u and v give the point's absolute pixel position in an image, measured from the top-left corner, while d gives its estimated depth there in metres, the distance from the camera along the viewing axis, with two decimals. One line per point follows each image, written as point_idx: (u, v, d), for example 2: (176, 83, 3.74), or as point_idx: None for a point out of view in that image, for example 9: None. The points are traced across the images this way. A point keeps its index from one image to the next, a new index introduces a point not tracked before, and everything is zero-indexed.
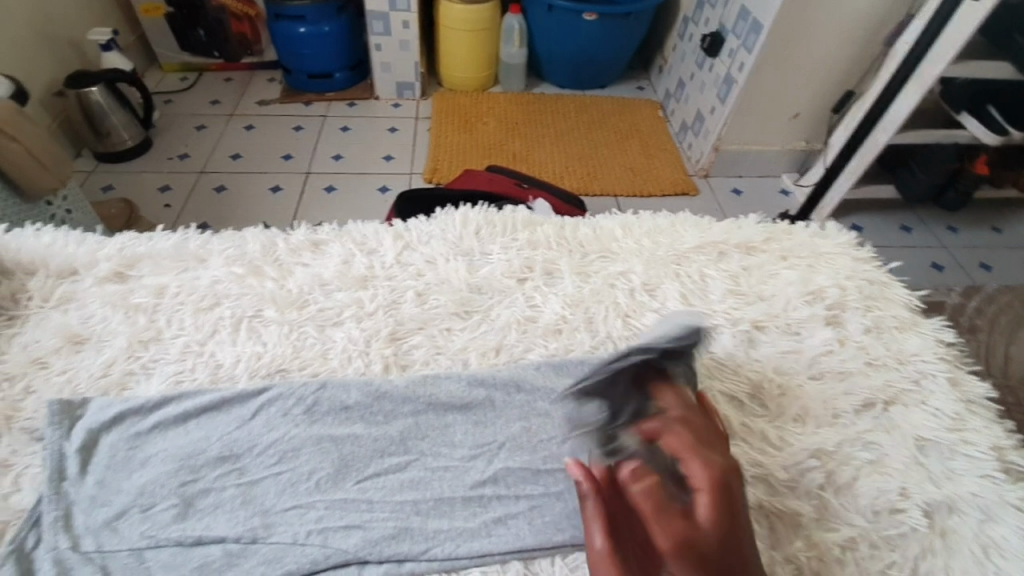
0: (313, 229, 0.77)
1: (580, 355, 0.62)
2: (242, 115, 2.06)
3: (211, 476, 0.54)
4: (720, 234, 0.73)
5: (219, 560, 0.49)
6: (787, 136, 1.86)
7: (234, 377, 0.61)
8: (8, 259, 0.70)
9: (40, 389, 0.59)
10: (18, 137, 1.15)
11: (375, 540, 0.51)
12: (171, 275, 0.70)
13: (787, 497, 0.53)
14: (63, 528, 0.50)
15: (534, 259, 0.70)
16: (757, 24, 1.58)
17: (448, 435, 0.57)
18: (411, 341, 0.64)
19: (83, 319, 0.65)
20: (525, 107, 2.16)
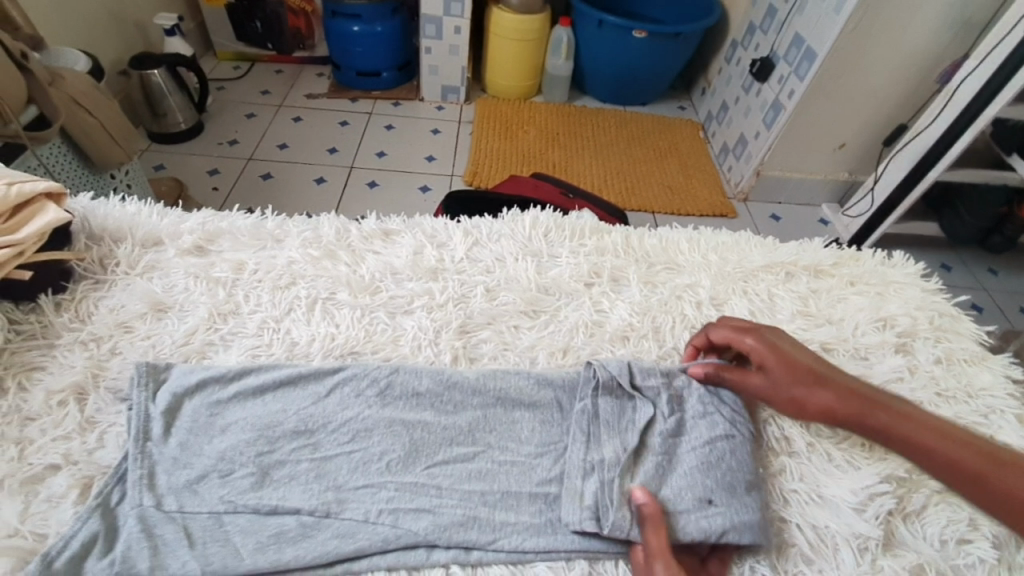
0: (384, 219, 0.80)
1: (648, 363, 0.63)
2: (290, 106, 2.11)
3: (288, 449, 0.55)
4: (790, 255, 0.74)
5: (294, 530, 0.50)
6: (831, 166, 1.85)
7: (309, 355, 0.63)
8: (96, 226, 0.74)
9: (125, 351, 0.62)
10: (95, 112, 1.21)
11: (445, 526, 0.51)
12: (249, 252, 0.73)
13: (856, 522, 0.52)
14: (146, 486, 0.51)
15: (602, 265, 0.73)
16: (811, 52, 1.59)
17: (515, 431, 0.58)
18: (480, 335, 0.65)
19: (166, 288, 0.68)
20: (568, 119, 2.18)
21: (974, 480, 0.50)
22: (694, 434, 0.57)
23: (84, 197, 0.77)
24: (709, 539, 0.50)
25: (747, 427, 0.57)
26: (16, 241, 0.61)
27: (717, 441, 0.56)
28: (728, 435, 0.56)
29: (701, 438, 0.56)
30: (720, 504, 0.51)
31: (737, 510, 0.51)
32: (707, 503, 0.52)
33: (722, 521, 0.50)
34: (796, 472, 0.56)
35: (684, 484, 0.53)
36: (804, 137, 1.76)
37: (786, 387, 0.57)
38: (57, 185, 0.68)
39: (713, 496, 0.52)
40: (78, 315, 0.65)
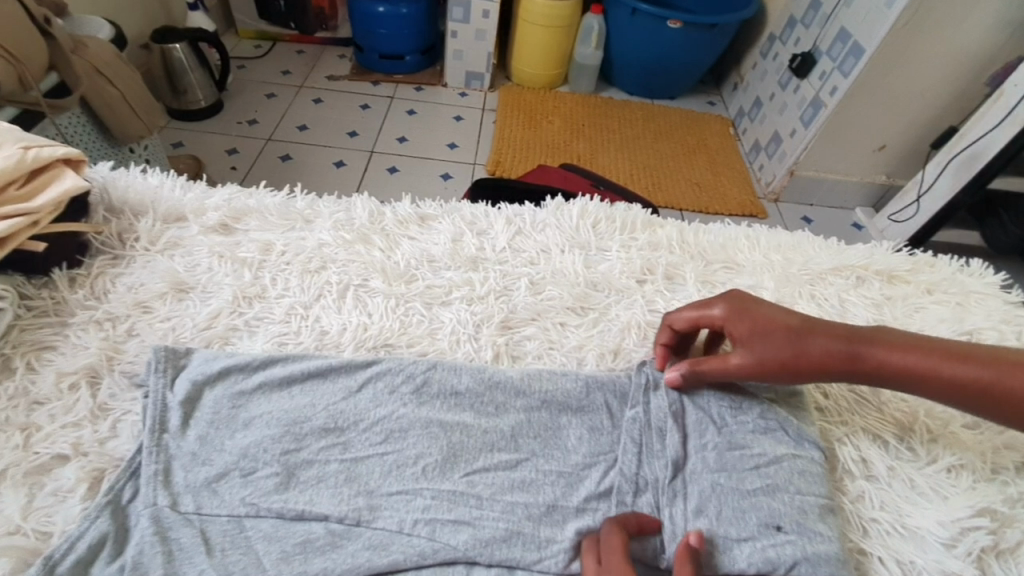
0: (419, 203, 0.75)
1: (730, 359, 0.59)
2: (311, 87, 2.05)
3: (315, 448, 0.50)
4: (859, 259, 0.70)
5: (322, 539, 0.46)
6: (869, 169, 1.76)
7: (339, 345, 0.58)
8: (116, 198, 0.69)
9: (143, 333, 0.58)
10: (115, 82, 1.17)
11: (486, 541, 0.46)
12: (277, 232, 0.69)
13: (946, 558, 0.47)
14: (161, 483, 0.47)
15: (655, 262, 0.68)
16: (859, 48, 1.51)
17: (561, 439, 0.53)
18: (524, 332, 0.61)
19: (188, 267, 0.64)
20: (594, 109, 2.11)
21: (985, 390, 0.47)
22: (757, 449, 0.51)
23: (104, 167, 0.73)
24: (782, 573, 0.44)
25: (815, 447, 0.52)
26: (31, 210, 0.56)
27: (781, 458, 0.50)
28: (795, 453, 0.51)
29: (767, 453, 0.50)
30: (788, 531, 0.46)
31: (808, 539, 0.45)
32: (774, 528, 0.46)
33: (791, 553, 0.44)
34: (875, 498, 0.51)
35: (749, 505, 0.48)
36: (845, 136, 1.67)
37: (771, 346, 0.52)
38: (76, 151, 0.64)
39: (781, 521, 0.46)
40: (93, 293, 0.61)
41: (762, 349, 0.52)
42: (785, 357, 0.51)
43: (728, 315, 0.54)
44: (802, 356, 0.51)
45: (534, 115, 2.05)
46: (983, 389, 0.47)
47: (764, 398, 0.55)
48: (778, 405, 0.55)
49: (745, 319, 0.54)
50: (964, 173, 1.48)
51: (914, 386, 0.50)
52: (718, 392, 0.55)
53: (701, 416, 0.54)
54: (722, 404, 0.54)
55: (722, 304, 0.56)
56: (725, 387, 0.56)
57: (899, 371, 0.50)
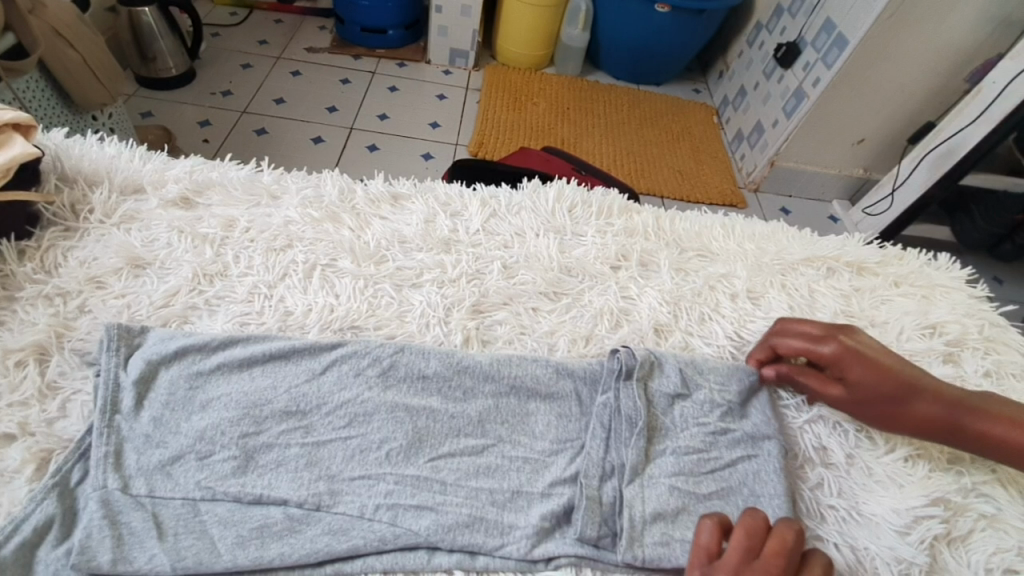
0: (392, 182, 0.73)
1: (699, 350, 0.59)
2: (289, 58, 1.98)
3: (276, 431, 0.49)
4: (831, 250, 0.70)
5: (280, 524, 0.44)
6: (847, 161, 1.78)
7: (304, 327, 0.57)
8: (69, 167, 0.66)
9: (95, 310, 0.55)
10: (77, 46, 1.11)
11: (448, 526, 0.45)
12: (241, 208, 0.66)
13: (900, 547, 0.47)
14: (111, 466, 0.45)
15: (630, 248, 0.67)
16: (842, 39, 1.51)
17: (528, 424, 0.52)
18: (495, 316, 0.60)
19: (145, 242, 0.61)
20: (579, 92, 2.08)
21: None
22: (714, 452, 0.51)
23: (57, 133, 0.69)
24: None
25: (770, 436, 0.52)
26: None
27: (738, 462, 0.51)
28: (750, 453, 0.51)
29: (723, 457, 0.51)
30: None
31: None
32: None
33: None
34: (834, 486, 0.52)
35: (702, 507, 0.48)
36: (825, 127, 1.67)
37: (875, 399, 0.52)
38: (26, 116, 0.60)
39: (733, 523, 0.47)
40: (43, 267, 0.58)
41: (865, 398, 0.52)
42: (886, 413, 0.52)
43: (842, 356, 0.53)
44: (905, 414, 0.51)
45: (518, 95, 2.01)
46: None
47: (730, 390, 0.55)
48: (745, 397, 0.55)
49: (858, 365, 0.52)
50: (939, 168, 1.50)
51: (996, 456, 0.51)
52: (686, 384, 0.55)
53: (668, 407, 0.53)
54: (684, 405, 0.53)
55: (839, 343, 0.54)
56: (690, 375, 0.55)
57: (993, 441, 0.51)
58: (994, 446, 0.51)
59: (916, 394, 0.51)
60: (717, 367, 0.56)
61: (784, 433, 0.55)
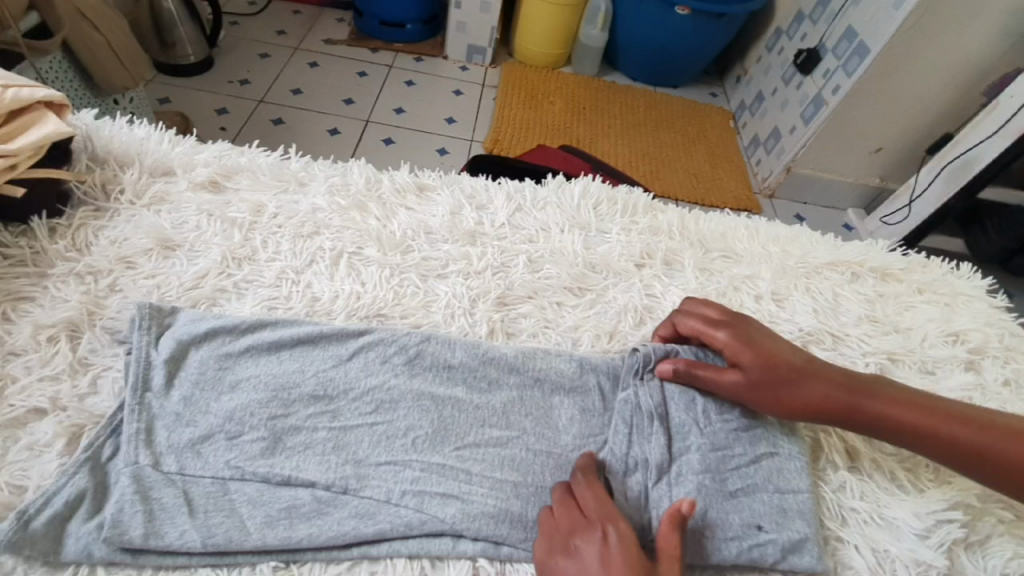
0: (417, 173, 0.74)
1: None
2: (307, 50, 1.99)
3: (303, 414, 0.49)
4: (855, 254, 0.70)
5: (308, 505, 0.45)
6: (863, 170, 1.77)
7: (331, 313, 0.57)
8: (99, 148, 0.66)
9: (125, 289, 0.56)
10: (102, 28, 1.12)
11: (474, 515, 0.45)
12: (269, 193, 0.67)
13: (921, 550, 0.47)
14: (143, 442, 0.45)
15: (654, 247, 0.67)
16: (864, 47, 1.50)
17: (552, 418, 0.53)
18: (519, 310, 0.60)
19: (175, 224, 0.62)
20: (595, 92, 2.08)
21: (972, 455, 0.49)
22: (738, 449, 0.51)
23: (87, 113, 0.70)
24: (762, 564, 0.46)
25: (791, 439, 0.52)
26: (8, 152, 0.53)
27: (761, 459, 0.51)
28: (772, 450, 0.51)
29: (747, 454, 0.51)
30: (769, 529, 0.47)
31: (786, 535, 0.47)
32: (756, 528, 0.47)
33: (773, 550, 0.46)
34: (856, 489, 0.51)
35: (730, 506, 0.48)
36: (843, 135, 1.67)
37: (770, 382, 0.51)
38: (59, 95, 0.61)
39: (761, 520, 0.47)
40: (74, 245, 0.58)
41: (762, 381, 0.51)
42: (783, 395, 0.51)
43: (732, 341, 0.53)
44: (800, 397, 0.51)
45: (535, 93, 2.01)
46: (954, 449, 0.49)
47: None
48: None
49: (751, 347, 0.52)
50: (957, 179, 1.49)
51: (897, 439, 0.51)
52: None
53: (690, 406, 0.53)
54: (709, 401, 0.53)
55: (728, 328, 0.54)
56: None
57: (888, 423, 0.50)
58: (891, 429, 0.50)
59: (810, 373, 0.51)
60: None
61: (808, 434, 0.55)
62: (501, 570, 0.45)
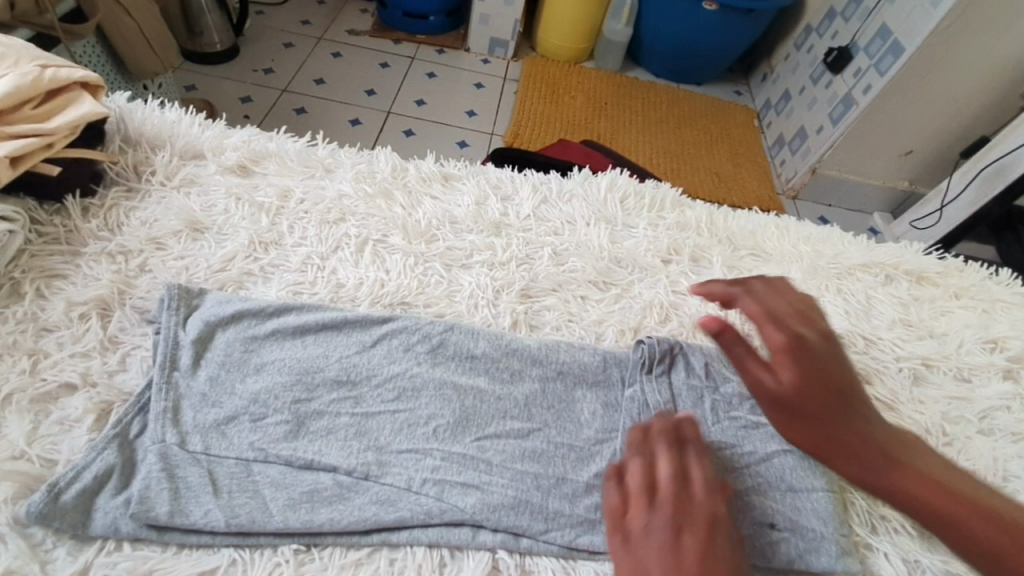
0: (444, 162, 0.73)
1: None
2: (330, 40, 2.00)
3: (327, 399, 0.49)
4: (890, 257, 0.69)
5: (330, 490, 0.45)
6: (892, 173, 1.73)
7: (355, 300, 0.57)
8: (131, 130, 0.67)
9: (155, 270, 0.56)
10: (133, 14, 1.13)
11: (494, 506, 0.45)
12: (296, 179, 0.67)
13: (951, 560, 0.46)
14: (170, 421, 0.46)
15: (682, 243, 0.66)
16: (898, 46, 1.46)
17: (574, 412, 0.52)
18: (543, 302, 0.59)
19: (204, 207, 0.62)
20: (618, 88, 2.06)
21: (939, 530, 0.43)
22: (746, 447, 0.50)
23: (121, 96, 0.70)
24: (778, 565, 0.44)
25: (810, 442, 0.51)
26: (46, 131, 0.55)
27: (773, 457, 0.50)
28: (785, 449, 0.50)
29: (757, 450, 0.50)
30: (783, 528, 0.45)
31: (801, 536, 0.45)
32: (768, 527, 0.45)
33: (787, 550, 0.44)
34: (886, 496, 0.50)
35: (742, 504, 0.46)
36: (872, 136, 1.63)
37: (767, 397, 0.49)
38: (94, 76, 0.62)
39: (775, 519, 0.46)
40: (106, 225, 0.59)
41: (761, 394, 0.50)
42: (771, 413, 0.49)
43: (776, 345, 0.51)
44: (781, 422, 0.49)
45: (557, 88, 1.99)
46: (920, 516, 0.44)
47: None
48: None
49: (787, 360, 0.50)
50: (994, 183, 1.44)
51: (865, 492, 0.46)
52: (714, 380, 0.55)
53: (699, 403, 0.53)
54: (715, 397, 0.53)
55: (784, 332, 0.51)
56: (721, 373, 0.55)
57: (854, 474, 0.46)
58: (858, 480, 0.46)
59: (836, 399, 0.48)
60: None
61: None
62: (521, 563, 0.44)
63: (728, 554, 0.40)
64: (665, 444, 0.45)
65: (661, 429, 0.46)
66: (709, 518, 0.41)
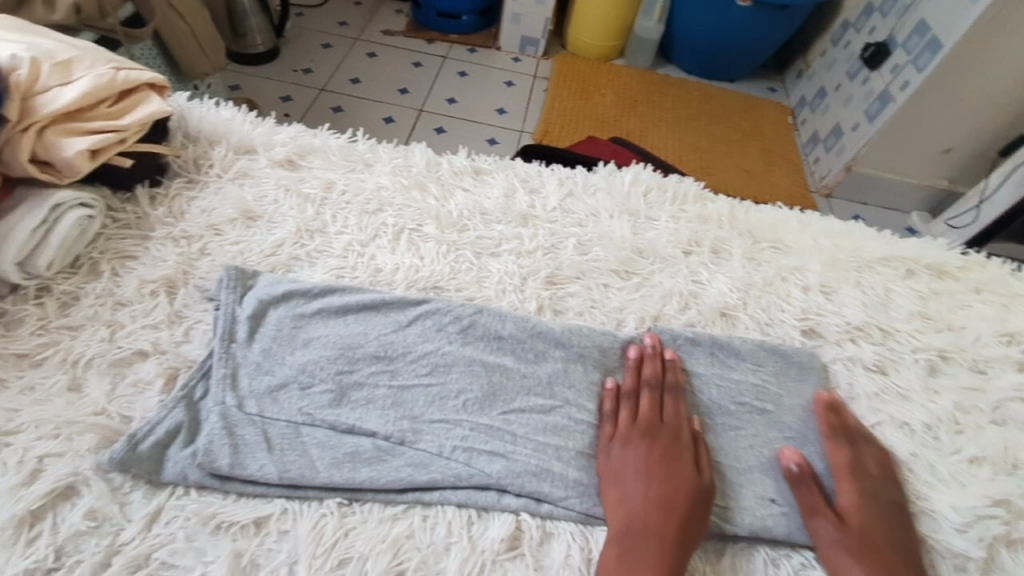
0: (474, 157, 0.77)
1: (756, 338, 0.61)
2: (366, 41, 2.07)
3: (367, 371, 0.54)
4: (912, 251, 0.70)
5: (369, 452, 0.49)
6: (929, 171, 1.69)
7: (392, 283, 0.62)
8: (191, 127, 0.73)
9: (214, 253, 0.62)
10: (186, 18, 1.21)
11: (518, 473, 0.49)
12: (338, 172, 0.72)
13: (954, 539, 0.48)
14: (230, 386, 0.51)
15: (703, 235, 0.69)
16: (935, 42, 1.43)
17: (594, 393, 0.55)
18: (568, 289, 0.63)
19: (256, 197, 0.68)
20: (648, 85, 2.06)
21: None
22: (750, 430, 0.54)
23: (182, 95, 0.77)
24: (776, 536, 0.48)
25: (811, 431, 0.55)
26: (120, 127, 0.61)
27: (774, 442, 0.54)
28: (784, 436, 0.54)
29: (759, 435, 0.54)
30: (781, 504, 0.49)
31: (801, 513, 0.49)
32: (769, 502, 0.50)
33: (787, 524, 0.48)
34: None
35: (744, 480, 0.51)
36: (909, 133, 1.60)
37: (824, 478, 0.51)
38: (162, 78, 0.68)
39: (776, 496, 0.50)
40: (171, 212, 0.65)
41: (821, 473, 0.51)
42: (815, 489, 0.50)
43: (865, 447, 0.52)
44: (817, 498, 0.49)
45: (586, 86, 2.01)
46: None
47: (767, 374, 0.57)
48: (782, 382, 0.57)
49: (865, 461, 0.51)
50: None
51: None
52: (718, 367, 0.58)
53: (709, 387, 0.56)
54: (720, 385, 0.57)
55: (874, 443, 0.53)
56: (727, 363, 0.58)
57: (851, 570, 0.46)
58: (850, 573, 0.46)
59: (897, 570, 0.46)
60: (756, 354, 0.58)
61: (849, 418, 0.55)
62: (542, 526, 0.47)
63: (679, 464, 0.50)
64: (676, 378, 0.56)
65: (675, 365, 0.56)
66: (674, 434, 0.52)
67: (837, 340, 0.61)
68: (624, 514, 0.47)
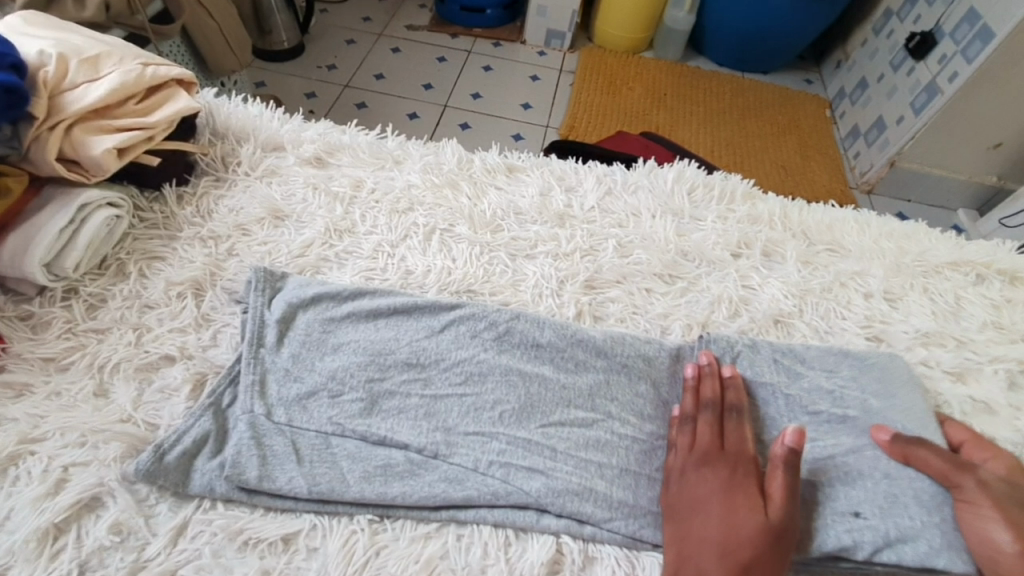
0: (507, 154, 0.74)
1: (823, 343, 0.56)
2: (390, 36, 2.05)
3: (398, 379, 0.52)
4: (981, 255, 0.65)
5: (401, 465, 0.47)
6: (977, 167, 1.61)
7: (423, 286, 0.59)
8: (218, 124, 0.72)
9: (242, 254, 0.60)
10: (214, 14, 1.20)
11: (558, 492, 0.46)
12: (368, 170, 0.70)
13: None
14: (257, 393, 0.49)
15: (753, 237, 0.65)
16: (989, 31, 1.35)
17: (639, 407, 0.52)
18: (608, 293, 0.59)
19: (286, 196, 0.66)
20: (677, 78, 2.00)
21: None
22: (830, 440, 0.49)
23: (209, 92, 0.75)
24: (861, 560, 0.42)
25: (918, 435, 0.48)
26: (147, 124, 0.60)
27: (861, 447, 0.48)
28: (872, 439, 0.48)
29: (844, 443, 0.48)
30: (868, 517, 0.43)
31: (893, 523, 0.43)
32: (851, 515, 0.44)
33: (869, 539, 0.43)
34: None
35: (823, 495, 0.45)
36: (957, 128, 1.51)
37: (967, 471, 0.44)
38: (189, 73, 0.66)
39: (859, 508, 0.44)
40: (199, 211, 0.64)
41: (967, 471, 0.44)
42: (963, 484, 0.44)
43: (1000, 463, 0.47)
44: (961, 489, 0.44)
45: (614, 79, 1.96)
46: None
47: (843, 380, 0.52)
48: (862, 385, 0.52)
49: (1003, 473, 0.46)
50: None
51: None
52: (785, 375, 0.53)
53: (775, 399, 0.51)
54: (789, 394, 0.51)
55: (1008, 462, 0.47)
56: (794, 369, 0.53)
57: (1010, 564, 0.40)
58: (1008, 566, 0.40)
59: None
60: (826, 359, 0.54)
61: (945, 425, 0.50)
62: (584, 551, 0.45)
63: (746, 491, 0.44)
64: (736, 398, 0.50)
65: (736, 384, 0.51)
66: (737, 459, 0.46)
67: (903, 350, 0.56)
68: (693, 550, 0.41)
